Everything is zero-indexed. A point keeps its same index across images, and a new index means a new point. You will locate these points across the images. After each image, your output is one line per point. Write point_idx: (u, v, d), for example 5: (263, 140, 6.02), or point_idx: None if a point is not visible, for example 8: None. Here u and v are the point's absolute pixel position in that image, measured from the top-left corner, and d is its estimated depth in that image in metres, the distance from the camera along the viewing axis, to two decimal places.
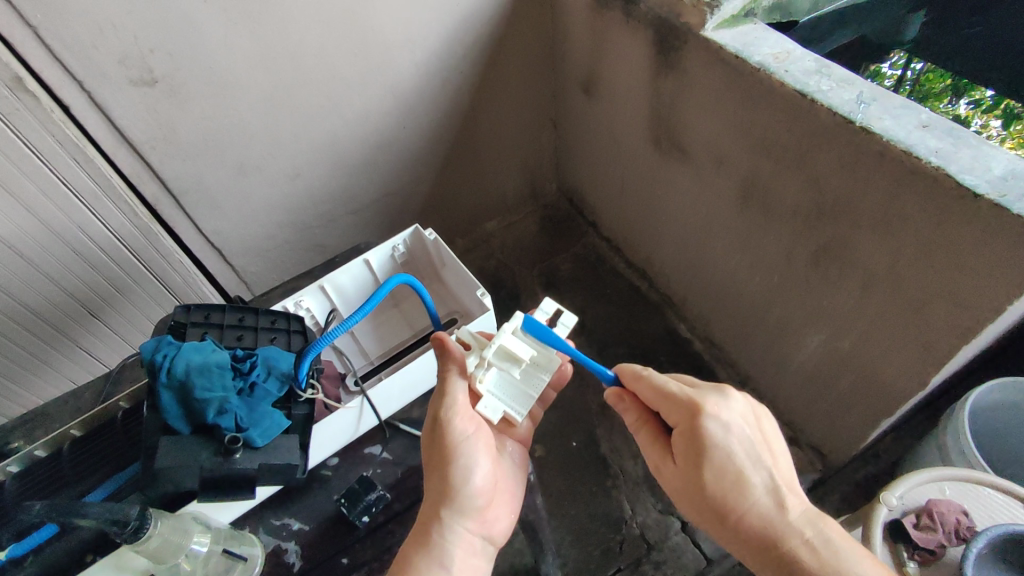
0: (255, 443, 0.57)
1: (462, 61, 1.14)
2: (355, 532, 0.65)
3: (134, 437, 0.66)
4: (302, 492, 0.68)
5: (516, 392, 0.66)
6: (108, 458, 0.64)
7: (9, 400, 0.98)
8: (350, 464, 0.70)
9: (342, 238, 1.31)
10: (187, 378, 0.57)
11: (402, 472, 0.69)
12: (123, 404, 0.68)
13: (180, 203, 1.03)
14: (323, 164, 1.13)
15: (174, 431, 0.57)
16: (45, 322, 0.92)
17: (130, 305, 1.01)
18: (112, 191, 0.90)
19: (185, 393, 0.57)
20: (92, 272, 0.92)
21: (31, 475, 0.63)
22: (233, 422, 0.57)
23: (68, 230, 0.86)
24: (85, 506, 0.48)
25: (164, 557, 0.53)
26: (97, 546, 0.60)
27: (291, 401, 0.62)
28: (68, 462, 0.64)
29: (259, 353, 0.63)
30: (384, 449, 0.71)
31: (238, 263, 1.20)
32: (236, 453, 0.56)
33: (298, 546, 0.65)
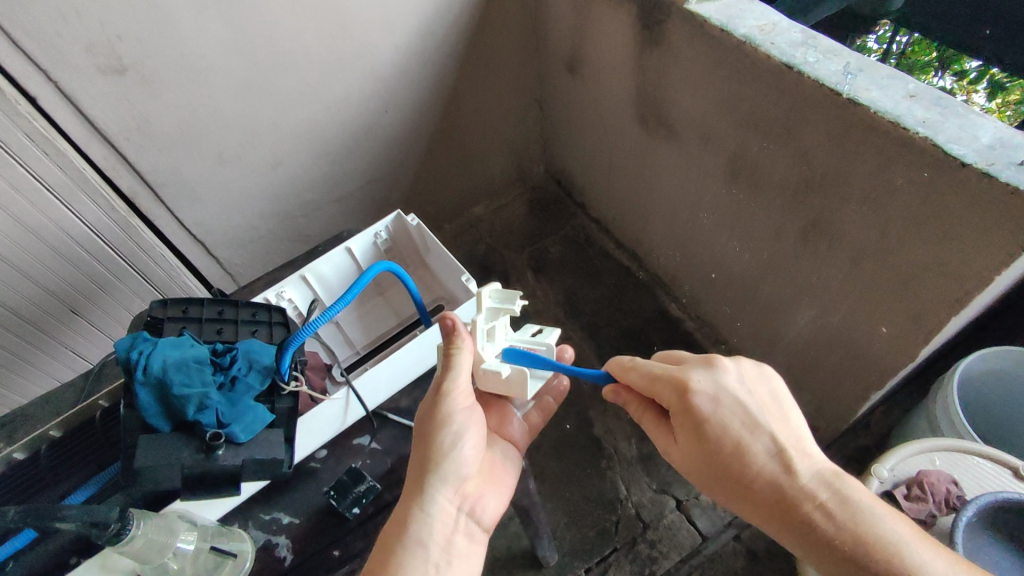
0: (238, 438, 0.56)
1: (443, 42, 1.12)
2: (346, 524, 0.64)
3: (115, 436, 0.65)
4: (292, 485, 0.67)
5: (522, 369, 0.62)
6: (89, 459, 0.64)
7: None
8: (340, 456, 0.69)
9: (328, 227, 1.29)
10: (164, 376, 0.56)
11: (393, 460, 0.68)
12: (103, 401, 0.67)
13: (157, 195, 1.01)
14: (304, 151, 1.11)
15: (154, 429, 0.56)
16: (25, 321, 0.90)
17: (113, 300, 0.99)
18: (88, 186, 0.88)
19: (164, 390, 0.56)
20: (71, 269, 0.90)
21: (10, 480, 0.62)
22: (215, 418, 0.56)
23: (44, 226, 0.84)
24: (66, 508, 0.47)
25: (148, 557, 0.52)
26: (81, 549, 0.59)
27: (274, 394, 0.61)
28: (48, 465, 0.63)
29: (240, 347, 0.61)
30: (375, 439, 0.70)
31: (221, 255, 1.18)
32: (218, 450, 0.55)
33: (289, 540, 0.64)
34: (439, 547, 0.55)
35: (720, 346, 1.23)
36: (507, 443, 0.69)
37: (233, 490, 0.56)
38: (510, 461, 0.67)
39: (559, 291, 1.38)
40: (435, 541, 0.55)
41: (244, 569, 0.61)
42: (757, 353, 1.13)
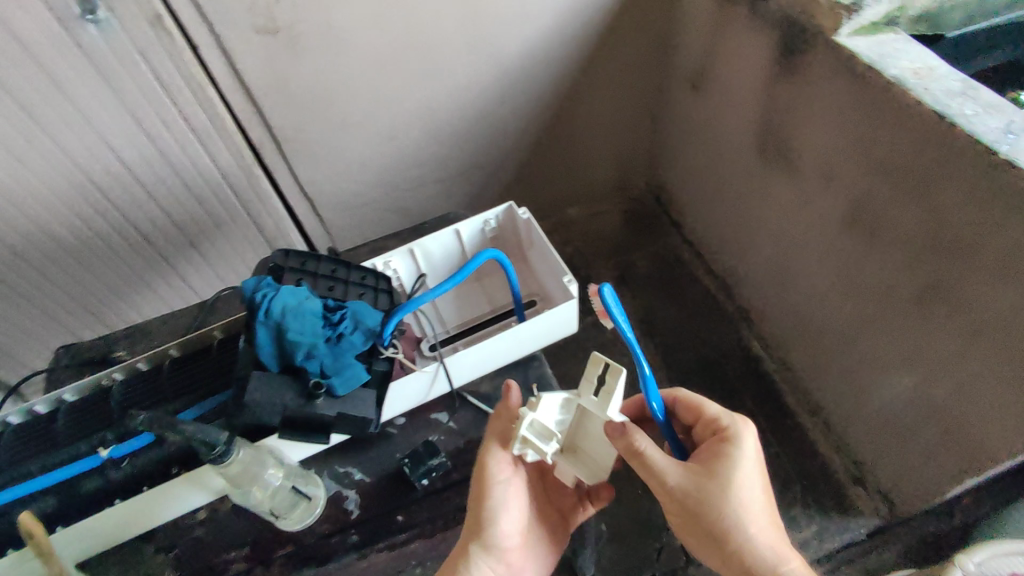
0: (336, 392, 0.60)
1: (570, 43, 1.12)
2: (413, 493, 0.67)
3: (228, 365, 0.69)
4: (366, 446, 0.70)
5: (597, 450, 0.65)
6: (202, 381, 0.68)
7: (118, 306, 1.12)
8: (417, 425, 0.72)
9: (427, 205, 1.33)
10: (282, 320, 0.59)
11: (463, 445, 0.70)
12: (217, 334, 0.72)
13: (281, 150, 1.08)
14: (420, 129, 1.15)
15: (264, 367, 0.61)
16: (151, 245, 1.05)
17: (226, 241, 1.13)
18: (224, 133, 0.98)
19: (279, 332, 0.60)
20: (197, 207, 1.04)
21: (134, 386, 0.68)
22: (319, 368, 0.60)
23: (184, 165, 0.97)
24: (182, 423, 0.50)
25: (242, 478, 0.56)
26: (184, 462, 0.64)
27: (372, 356, 0.64)
28: (167, 381, 0.68)
29: (349, 306, 0.64)
30: (453, 420, 0.72)
31: (326, 216, 1.25)
32: (317, 399, 0.59)
33: (357, 495, 0.67)
34: None
35: (800, 396, 1.17)
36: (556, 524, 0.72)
37: (325, 439, 0.60)
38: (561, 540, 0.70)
39: (639, 307, 1.38)
40: None
41: (314, 513, 0.65)
42: (841, 410, 1.07)
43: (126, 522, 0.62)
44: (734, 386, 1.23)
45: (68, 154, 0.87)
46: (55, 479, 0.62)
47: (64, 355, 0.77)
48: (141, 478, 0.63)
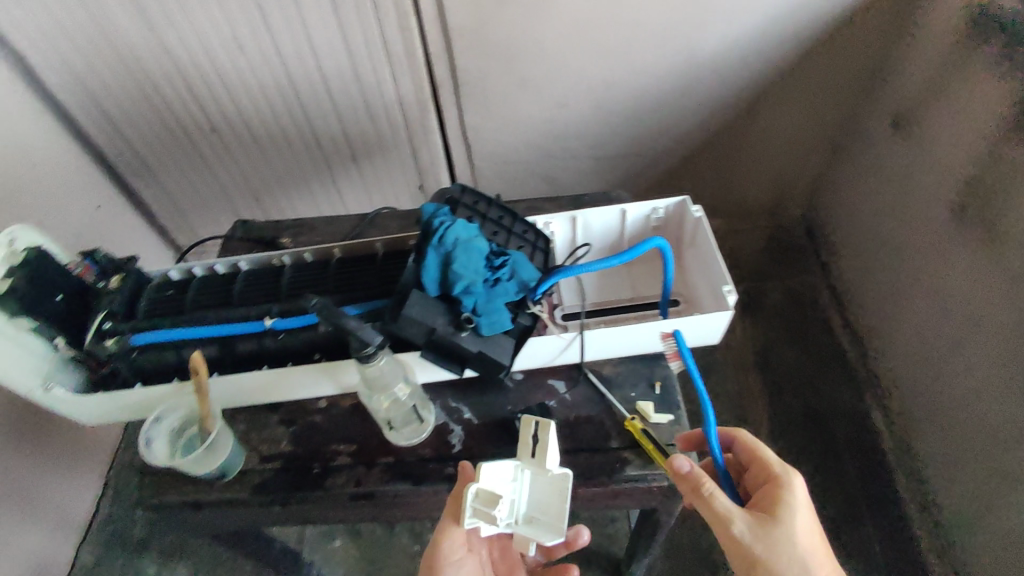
0: (481, 330, 0.62)
1: (772, 51, 1.06)
2: (516, 447, 0.69)
3: (387, 275, 0.71)
4: (479, 390, 0.73)
5: (552, 511, 0.61)
6: (360, 283, 0.71)
7: (282, 193, 1.29)
8: (531, 386, 0.73)
9: (574, 179, 1.32)
10: (453, 251, 0.62)
11: (573, 419, 0.70)
12: (377, 245, 0.76)
13: (457, 91, 1.11)
14: (592, 103, 1.14)
15: (423, 288, 0.63)
16: (322, 145, 1.18)
17: (384, 160, 1.23)
18: (413, 62, 1.04)
19: (447, 261, 0.62)
20: (370, 122, 1.14)
21: (303, 272, 0.73)
22: (473, 304, 0.62)
23: (370, 84, 1.07)
24: (354, 322, 0.53)
25: (382, 379, 0.60)
26: (324, 350, 0.70)
27: (518, 307, 0.66)
28: (331, 275, 0.72)
29: (511, 255, 0.66)
30: (569, 392, 0.72)
31: (477, 164, 1.28)
32: (464, 332, 0.61)
33: (462, 433, 0.70)
34: None
35: (913, 487, 1.07)
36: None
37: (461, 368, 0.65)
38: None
39: (759, 340, 1.30)
40: None
41: (421, 435, 0.70)
42: (958, 517, 0.96)
43: (264, 389, 0.68)
44: (839, 451, 1.14)
45: (278, 47, 0.99)
46: (224, 333, 0.67)
47: (235, 229, 0.89)
48: (289, 354, 0.70)
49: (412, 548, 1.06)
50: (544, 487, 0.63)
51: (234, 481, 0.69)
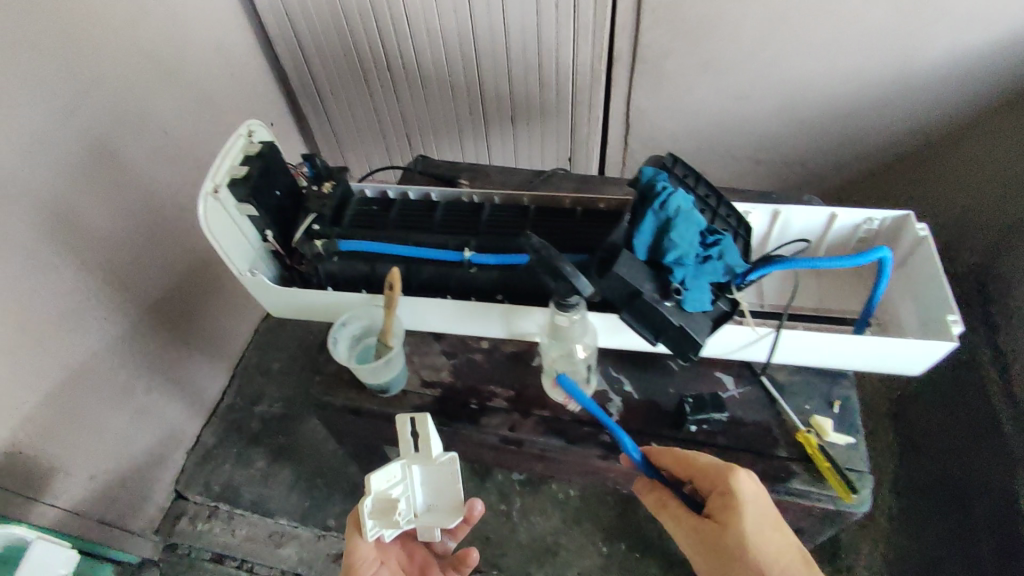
0: (684, 306, 0.58)
1: (994, 68, 0.97)
2: (677, 431, 0.70)
3: (590, 235, 0.67)
4: (640, 366, 0.75)
5: (444, 495, 0.69)
6: (559, 235, 0.67)
7: (433, 141, 1.33)
8: (696, 376, 0.74)
9: (728, 178, 1.28)
10: (673, 218, 0.59)
11: (741, 419, 0.70)
12: (569, 202, 0.72)
13: (633, 68, 1.09)
14: (772, 99, 1.10)
15: (631, 250, 0.60)
16: (486, 103, 1.20)
17: (541, 127, 1.23)
18: (598, 32, 1.03)
19: (663, 228, 0.59)
20: (537, 88, 1.15)
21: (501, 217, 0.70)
22: (681, 277, 0.59)
23: (548, 49, 1.07)
24: (580, 279, 0.52)
25: (573, 336, 0.61)
26: (506, 291, 0.70)
27: (720, 291, 0.62)
28: (531, 224, 0.69)
29: (724, 236, 0.62)
30: (737, 391, 0.72)
31: (631, 148, 1.25)
32: (667, 301, 0.58)
33: (623, 404, 0.72)
34: None
35: None
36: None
37: (655, 339, 0.61)
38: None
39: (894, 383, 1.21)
40: None
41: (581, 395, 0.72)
42: None
43: (445, 315, 0.71)
44: None
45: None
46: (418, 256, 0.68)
47: (416, 164, 0.90)
48: (471, 289, 0.70)
49: (498, 507, 1.08)
50: (431, 477, 0.69)
51: (395, 400, 0.73)
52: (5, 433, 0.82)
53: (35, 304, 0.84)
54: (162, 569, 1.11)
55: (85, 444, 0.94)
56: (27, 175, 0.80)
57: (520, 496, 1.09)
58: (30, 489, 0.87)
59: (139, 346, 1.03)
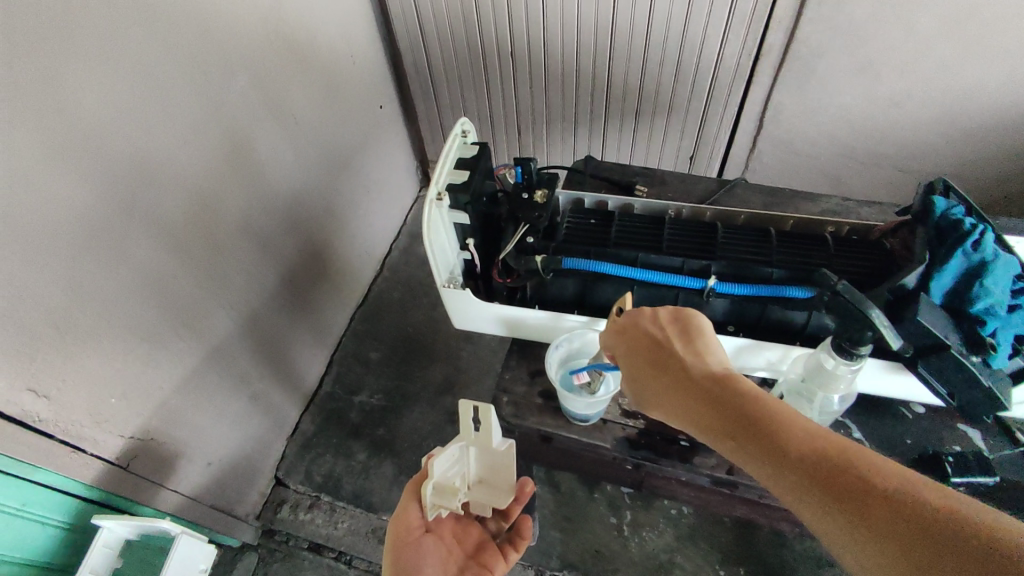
0: (993, 362, 0.56)
1: None
2: None
3: (831, 263, 0.66)
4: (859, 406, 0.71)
5: (500, 475, 0.65)
6: (802, 261, 0.67)
7: (543, 130, 1.30)
8: (934, 427, 0.69)
9: (860, 187, 1.20)
10: (989, 266, 0.57)
11: (1010, 481, 0.64)
12: (787, 222, 0.74)
13: (781, 65, 1.03)
14: (931, 109, 1.01)
15: (930, 293, 0.59)
16: (612, 92, 1.16)
17: (666, 120, 1.18)
18: (753, 24, 0.97)
19: (974, 275, 0.58)
20: (672, 78, 1.10)
21: (738, 237, 0.69)
22: (992, 330, 0.57)
23: (694, 39, 1.02)
24: (875, 308, 0.50)
25: (834, 384, 0.57)
26: (737, 323, 0.70)
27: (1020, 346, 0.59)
28: (774, 246, 0.68)
29: None
30: (993, 451, 0.67)
31: (760, 147, 1.19)
32: (978, 355, 0.56)
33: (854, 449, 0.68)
34: None
35: None
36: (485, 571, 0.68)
37: (952, 395, 0.59)
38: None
39: None
40: None
41: None
42: None
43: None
44: None
45: None
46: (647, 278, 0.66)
47: (589, 165, 0.91)
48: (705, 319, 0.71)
49: (609, 519, 1.04)
50: (487, 456, 0.64)
51: (594, 428, 0.72)
52: (143, 417, 0.80)
53: (183, 285, 0.82)
54: (261, 555, 1.07)
55: (206, 429, 0.93)
56: (181, 158, 0.78)
57: (631, 509, 1.05)
58: (157, 476, 0.85)
59: (259, 329, 1.02)
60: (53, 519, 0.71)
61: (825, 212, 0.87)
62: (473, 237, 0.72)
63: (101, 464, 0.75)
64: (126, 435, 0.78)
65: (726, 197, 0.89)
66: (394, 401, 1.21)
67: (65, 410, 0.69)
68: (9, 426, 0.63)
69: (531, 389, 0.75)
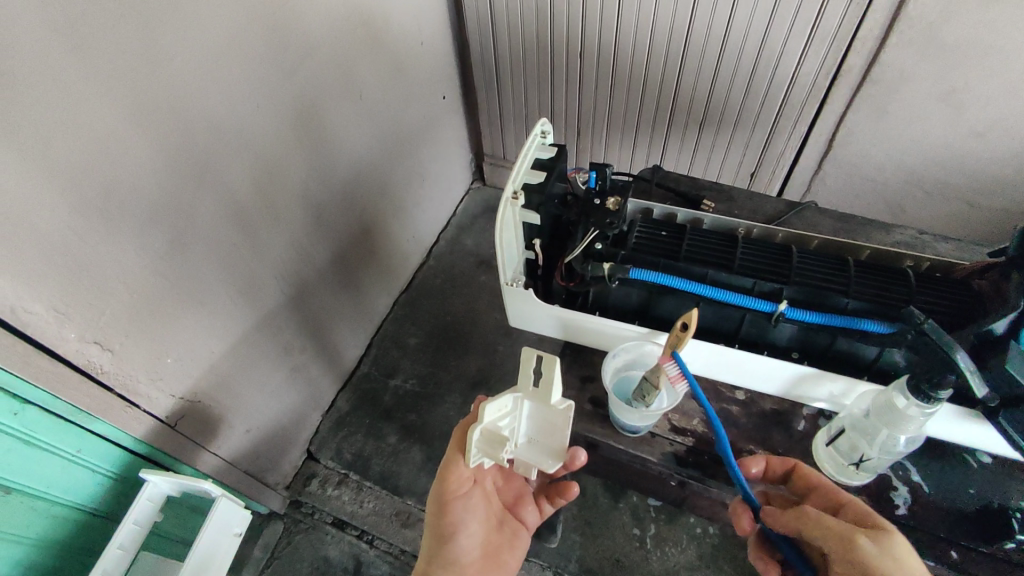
0: None
1: None
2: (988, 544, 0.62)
3: (911, 299, 0.65)
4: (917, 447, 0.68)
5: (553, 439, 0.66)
6: (879, 293, 0.65)
7: (602, 133, 1.29)
8: (996, 477, 0.66)
9: (925, 219, 1.16)
10: None
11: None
12: (862, 253, 0.72)
13: (858, 87, 1.00)
14: (1014, 145, 0.97)
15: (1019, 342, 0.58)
16: (678, 100, 1.15)
17: (730, 133, 1.17)
18: (835, 43, 0.95)
19: None
20: (742, 91, 1.08)
21: (814, 261, 0.68)
22: None
23: (770, 54, 1.00)
24: (961, 353, 0.52)
25: (904, 425, 0.57)
26: (802, 350, 0.70)
27: None
28: (852, 275, 0.67)
29: None
30: None
31: (824, 169, 1.17)
32: None
33: (910, 493, 0.65)
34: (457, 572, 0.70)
35: None
36: (519, 525, 0.78)
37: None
38: (516, 543, 0.76)
39: None
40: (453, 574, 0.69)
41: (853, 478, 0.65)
42: None
43: (734, 364, 0.69)
44: None
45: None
46: (715, 297, 0.66)
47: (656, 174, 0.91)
48: (769, 343, 0.70)
49: (631, 529, 1.03)
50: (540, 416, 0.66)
51: (641, 441, 0.71)
52: (192, 381, 0.82)
53: (243, 255, 0.85)
54: (286, 526, 1.10)
55: (249, 397, 0.96)
56: (254, 132, 0.80)
57: (655, 523, 1.04)
58: (200, 438, 0.87)
59: (307, 304, 1.04)
60: (102, 467, 0.74)
61: (898, 244, 0.85)
62: (540, 237, 0.73)
63: (151, 421, 0.78)
64: (176, 395, 0.81)
65: (793, 218, 0.88)
66: (428, 387, 1.23)
67: (126, 364, 0.71)
68: (73, 375, 0.66)
69: (581, 395, 0.76)
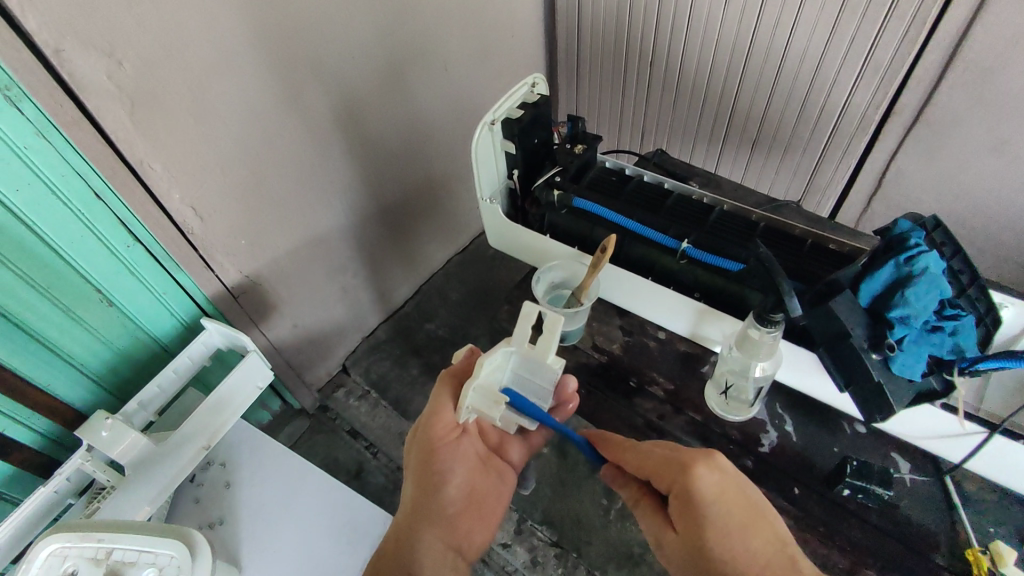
0: (891, 363, 0.69)
1: None
2: (829, 490, 0.77)
3: (798, 265, 0.79)
4: (808, 414, 0.84)
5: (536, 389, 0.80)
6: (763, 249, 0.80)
7: (664, 140, 1.37)
8: (870, 447, 0.81)
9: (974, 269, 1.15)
10: (912, 277, 0.69)
11: (906, 512, 0.75)
12: (795, 230, 0.84)
13: (910, 127, 1.02)
14: None
15: (858, 292, 0.73)
16: (733, 117, 1.22)
17: (781, 156, 1.21)
18: (887, 81, 0.98)
19: (899, 280, 0.70)
20: (794, 117, 1.13)
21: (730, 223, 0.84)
22: (900, 335, 0.69)
23: (822, 83, 1.05)
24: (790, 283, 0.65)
25: (757, 352, 0.71)
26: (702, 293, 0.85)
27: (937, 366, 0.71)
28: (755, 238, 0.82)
29: (963, 318, 0.70)
30: (910, 476, 0.78)
31: (872, 205, 1.19)
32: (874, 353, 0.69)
33: (778, 436, 0.82)
34: (450, 527, 0.72)
35: None
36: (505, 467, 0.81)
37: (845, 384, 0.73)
38: (502, 485, 0.79)
39: None
40: (447, 531, 0.72)
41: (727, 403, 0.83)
42: None
43: (645, 294, 0.86)
44: None
45: (766, 19, 1.03)
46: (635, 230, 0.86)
47: (655, 155, 1.08)
48: (675, 280, 0.85)
49: (600, 499, 1.09)
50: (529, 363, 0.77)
51: None
52: (257, 265, 1.02)
53: (320, 173, 1.04)
54: (310, 423, 1.31)
55: (302, 297, 1.14)
56: (348, 74, 0.99)
57: (624, 499, 1.09)
58: (256, 315, 1.07)
59: (367, 234, 1.22)
60: (178, 314, 0.94)
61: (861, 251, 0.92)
62: (518, 167, 0.94)
63: (219, 285, 0.97)
64: (243, 272, 1.00)
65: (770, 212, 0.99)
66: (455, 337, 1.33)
67: (210, 232, 0.91)
68: (171, 228, 0.85)
69: None
